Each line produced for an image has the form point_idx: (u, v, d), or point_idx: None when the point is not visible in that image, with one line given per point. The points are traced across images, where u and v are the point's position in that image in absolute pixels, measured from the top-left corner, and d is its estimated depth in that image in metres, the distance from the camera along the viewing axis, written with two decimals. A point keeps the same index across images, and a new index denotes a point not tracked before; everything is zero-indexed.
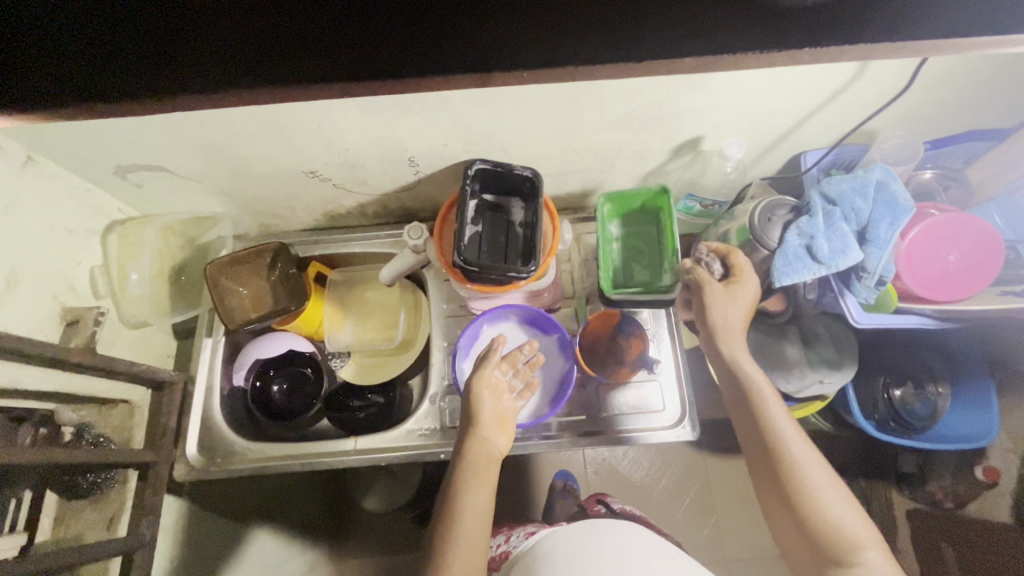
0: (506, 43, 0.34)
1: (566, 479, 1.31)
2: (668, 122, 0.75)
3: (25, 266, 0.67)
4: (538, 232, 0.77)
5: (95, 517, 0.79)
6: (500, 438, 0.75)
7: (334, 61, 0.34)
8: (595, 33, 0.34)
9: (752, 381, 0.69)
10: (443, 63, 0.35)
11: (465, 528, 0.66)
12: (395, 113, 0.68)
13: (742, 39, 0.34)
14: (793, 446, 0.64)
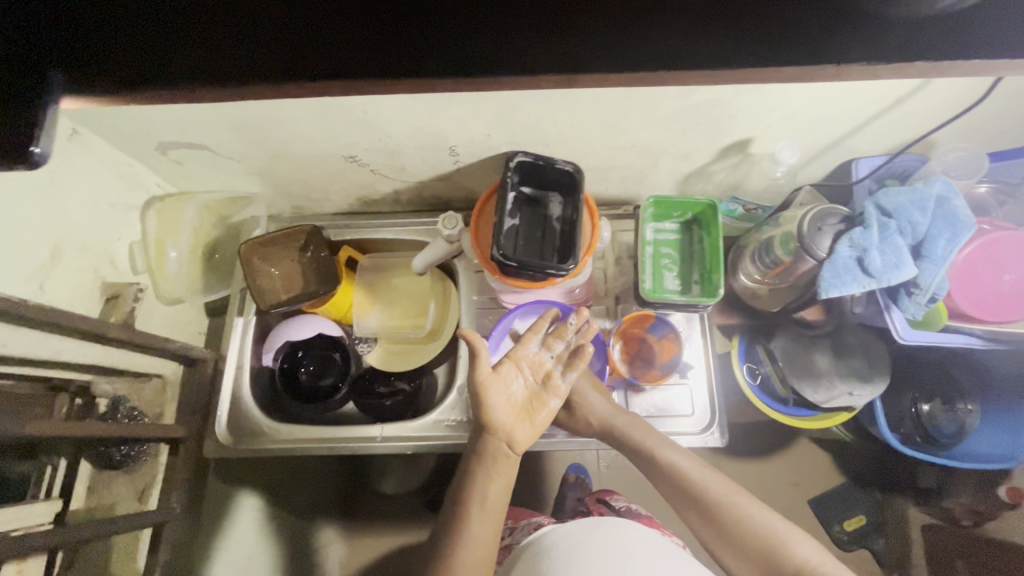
0: (576, 39, 0.31)
1: (578, 473, 1.34)
2: (719, 124, 0.73)
3: (69, 239, 0.67)
4: (577, 229, 0.76)
5: (127, 487, 0.80)
6: (522, 427, 0.74)
7: (385, 46, 0.30)
8: (675, 34, 0.31)
9: (645, 438, 0.76)
10: (508, 57, 0.31)
11: (474, 520, 0.67)
12: (442, 103, 0.67)
13: (846, 48, 0.30)
14: (716, 488, 0.71)
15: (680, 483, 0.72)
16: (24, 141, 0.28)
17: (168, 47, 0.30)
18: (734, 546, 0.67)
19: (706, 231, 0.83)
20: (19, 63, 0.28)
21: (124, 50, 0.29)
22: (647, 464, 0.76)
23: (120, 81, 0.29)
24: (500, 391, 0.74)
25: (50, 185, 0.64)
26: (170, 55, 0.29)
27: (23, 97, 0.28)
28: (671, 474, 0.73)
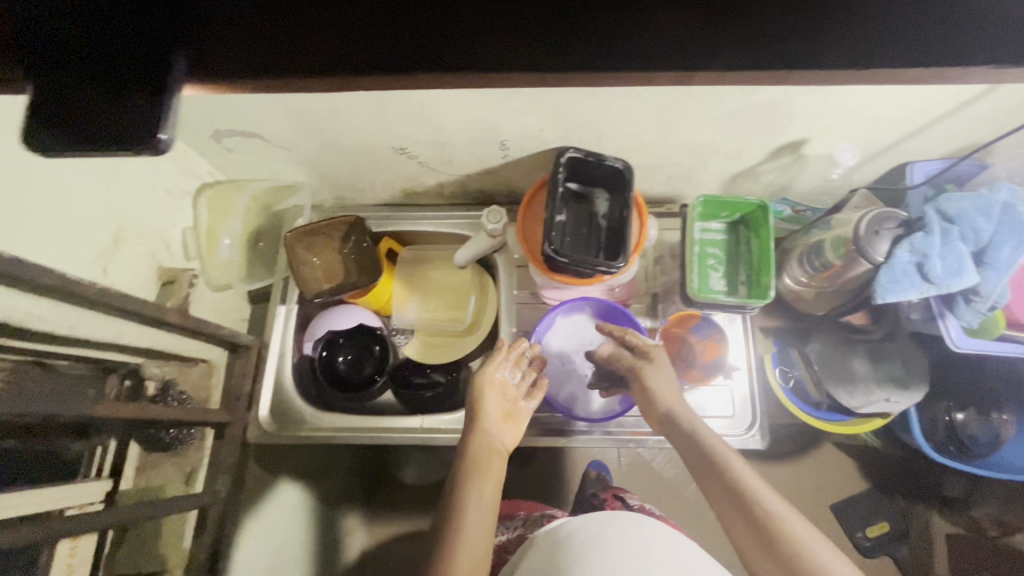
0: (697, 37, 0.30)
1: (600, 470, 1.35)
2: (778, 124, 0.72)
3: (130, 224, 0.68)
4: (627, 227, 0.75)
5: (174, 470, 0.82)
6: (504, 432, 0.77)
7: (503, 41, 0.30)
8: (798, 35, 0.30)
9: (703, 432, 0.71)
10: (634, 53, 0.30)
11: (473, 518, 0.66)
12: (500, 97, 0.67)
13: (987, 49, 0.29)
14: (774, 503, 0.63)
15: (730, 488, 0.66)
16: (142, 128, 0.28)
17: (298, 44, 0.30)
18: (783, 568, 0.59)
19: (755, 232, 0.82)
20: (156, 57, 0.29)
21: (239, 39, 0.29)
22: (697, 463, 0.70)
23: (250, 73, 0.30)
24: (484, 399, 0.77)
25: (115, 170, 0.65)
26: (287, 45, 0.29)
27: (158, 89, 0.28)
28: (722, 477, 0.67)
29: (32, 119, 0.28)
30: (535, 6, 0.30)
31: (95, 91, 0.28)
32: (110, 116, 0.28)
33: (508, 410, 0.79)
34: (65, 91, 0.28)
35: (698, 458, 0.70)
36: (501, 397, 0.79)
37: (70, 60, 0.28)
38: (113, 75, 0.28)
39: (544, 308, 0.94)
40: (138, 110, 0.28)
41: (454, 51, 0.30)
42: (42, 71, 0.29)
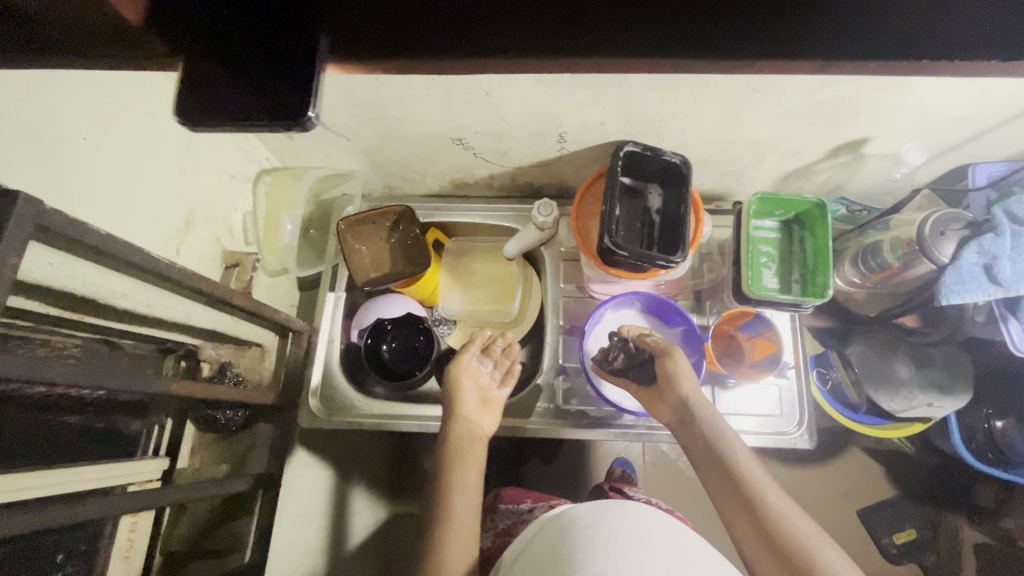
0: (817, 25, 0.30)
1: (624, 467, 1.35)
2: (843, 121, 0.71)
3: (199, 207, 0.69)
4: (684, 221, 0.75)
5: (229, 451, 0.85)
6: (483, 419, 0.82)
7: (627, 24, 0.30)
8: (923, 23, 0.30)
9: (710, 428, 0.72)
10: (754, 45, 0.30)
11: (456, 509, 0.72)
12: (569, 88, 0.67)
13: None
14: (777, 500, 0.65)
15: (735, 485, 0.67)
16: (293, 103, 0.29)
17: (433, 23, 0.30)
18: (782, 564, 0.61)
19: (811, 231, 0.82)
20: (304, 36, 0.29)
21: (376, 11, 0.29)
22: (704, 459, 0.71)
23: (382, 50, 0.30)
24: (460, 393, 0.81)
25: (188, 152, 0.66)
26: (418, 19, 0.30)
27: (306, 69, 0.29)
28: (728, 474, 0.68)
29: (187, 93, 0.29)
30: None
31: (248, 69, 0.29)
32: (264, 93, 0.29)
33: (484, 399, 0.84)
34: (215, 64, 0.29)
35: (706, 451, 0.71)
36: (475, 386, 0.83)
37: (223, 36, 0.29)
38: (263, 52, 0.29)
39: (589, 302, 0.94)
40: (290, 85, 0.29)
41: (582, 29, 0.30)
42: (196, 47, 0.29)
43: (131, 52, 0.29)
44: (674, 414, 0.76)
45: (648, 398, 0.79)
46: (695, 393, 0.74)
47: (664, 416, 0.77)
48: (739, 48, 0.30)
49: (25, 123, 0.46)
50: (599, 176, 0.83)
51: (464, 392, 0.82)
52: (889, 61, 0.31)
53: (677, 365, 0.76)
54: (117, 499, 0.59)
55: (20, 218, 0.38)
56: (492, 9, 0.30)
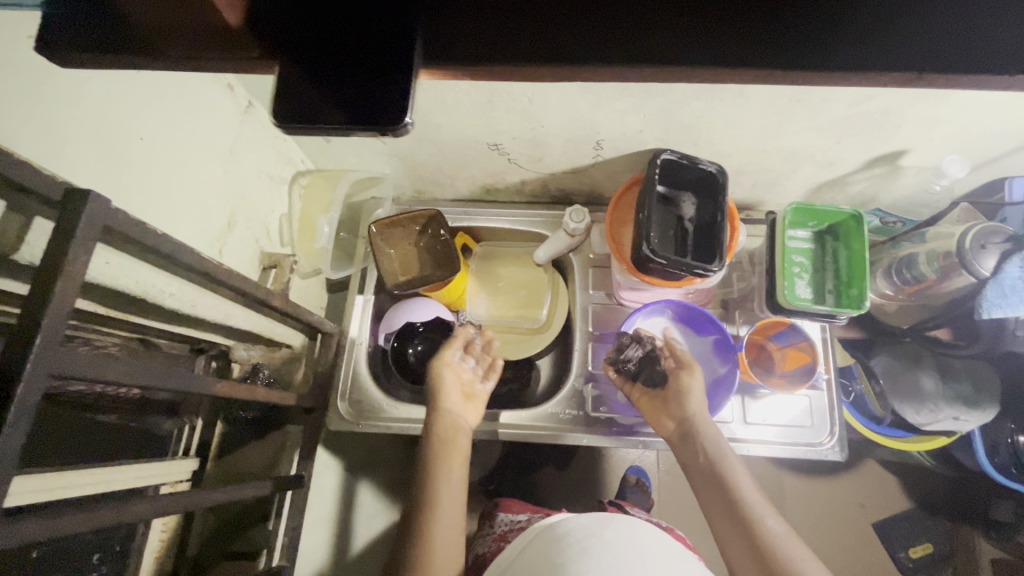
0: (900, 33, 0.30)
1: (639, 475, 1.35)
2: (882, 133, 0.71)
3: (240, 208, 0.69)
4: (722, 230, 0.75)
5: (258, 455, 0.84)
6: (467, 412, 0.82)
7: (707, 33, 0.30)
8: (1006, 35, 0.29)
9: (708, 445, 0.74)
10: (836, 52, 0.30)
11: (443, 502, 0.71)
12: (612, 95, 0.67)
13: None
14: (770, 519, 0.66)
15: (731, 504, 0.68)
16: (389, 109, 0.29)
17: (516, 32, 0.30)
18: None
19: (846, 242, 0.81)
20: (399, 40, 0.29)
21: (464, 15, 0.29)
22: (704, 478, 0.72)
23: (463, 56, 0.30)
24: (447, 387, 0.82)
25: (231, 153, 0.66)
26: (503, 26, 0.30)
27: (402, 74, 0.29)
28: (726, 495, 0.69)
29: (282, 97, 0.29)
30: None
31: (346, 73, 0.29)
32: (359, 97, 0.29)
33: (467, 392, 0.84)
34: (309, 69, 0.29)
35: (704, 468, 0.73)
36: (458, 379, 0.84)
37: (315, 41, 0.29)
38: (356, 58, 0.29)
39: (618, 309, 0.93)
40: (385, 90, 0.29)
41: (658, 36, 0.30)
42: (292, 52, 0.29)
43: (226, 54, 0.30)
44: (676, 430, 0.77)
45: (654, 406, 0.80)
46: (702, 412, 0.77)
47: (662, 430, 0.79)
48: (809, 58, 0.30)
49: (86, 122, 0.46)
50: (633, 183, 0.83)
51: (447, 385, 0.82)
52: (962, 74, 0.30)
53: (694, 381, 0.79)
54: (188, 494, 0.59)
55: (90, 216, 0.38)
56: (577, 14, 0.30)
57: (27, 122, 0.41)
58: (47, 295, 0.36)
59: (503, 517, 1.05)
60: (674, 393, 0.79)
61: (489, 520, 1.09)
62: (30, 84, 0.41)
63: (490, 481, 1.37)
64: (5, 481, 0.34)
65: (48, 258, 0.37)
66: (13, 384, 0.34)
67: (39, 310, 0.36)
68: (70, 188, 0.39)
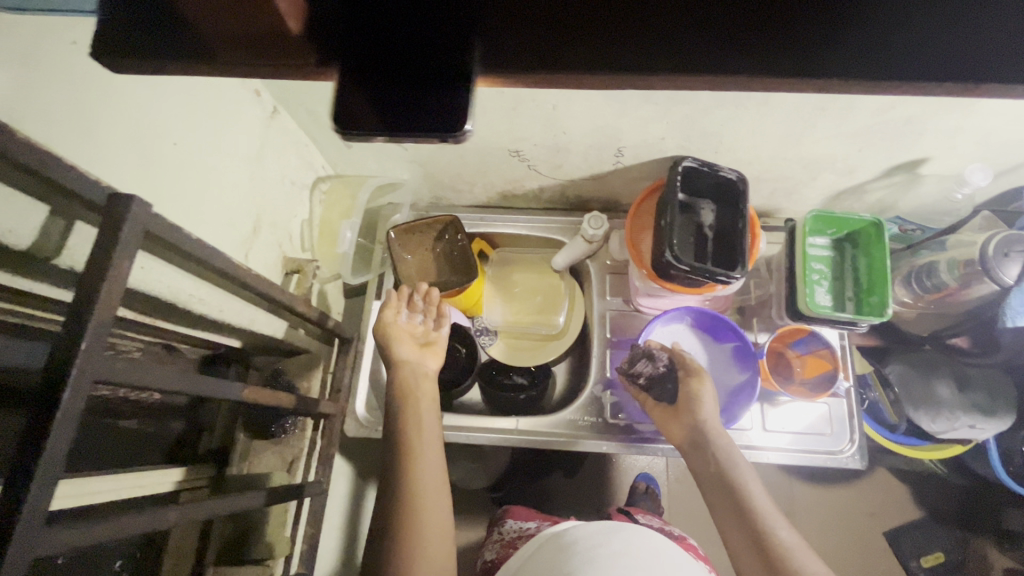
0: (954, 45, 0.29)
1: (648, 482, 1.34)
2: (904, 142, 0.72)
3: (266, 213, 0.70)
4: (743, 237, 0.76)
5: (276, 459, 0.82)
6: (427, 358, 0.82)
7: (760, 41, 0.30)
8: None
9: (719, 452, 0.73)
10: (890, 64, 0.30)
11: (420, 460, 0.70)
12: (637, 103, 0.67)
13: None
14: (782, 529, 0.65)
15: (743, 512, 0.68)
16: (449, 117, 0.29)
17: (572, 41, 0.30)
18: None
19: (866, 250, 0.82)
20: (458, 49, 0.29)
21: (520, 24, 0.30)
22: (714, 485, 0.71)
23: (519, 63, 0.30)
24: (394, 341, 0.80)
25: (257, 159, 0.66)
26: (558, 36, 0.30)
27: (461, 81, 0.29)
28: (738, 504, 0.69)
29: (342, 103, 0.30)
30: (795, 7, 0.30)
31: (409, 80, 0.29)
32: (421, 105, 0.29)
33: (423, 342, 0.83)
34: (372, 78, 0.29)
35: (714, 475, 0.72)
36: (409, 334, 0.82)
37: (376, 49, 0.29)
38: (417, 66, 0.29)
39: (636, 316, 0.93)
40: (445, 99, 0.29)
41: (715, 46, 0.30)
42: (354, 61, 0.30)
43: (283, 62, 0.30)
44: (687, 437, 0.76)
45: (663, 415, 0.80)
46: (713, 419, 0.76)
47: (672, 435, 0.78)
48: (869, 70, 0.30)
49: (130, 128, 0.46)
50: (653, 190, 0.83)
51: (399, 342, 0.81)
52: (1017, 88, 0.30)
53: (704, 388, 0.78)
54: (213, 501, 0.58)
55: (133, 222, 0.38)
56: (632, 24, 0.30)
57: (76, 128, 0.41)
58: (91, 301, 0.36)
59: (511, 523, 1.04)
60: (684, 400, 0.78)
61: (496, 526, 1.08)
62: (83, 91, 0.41)
63: (498, 488, 1.36)
64: (50, 487, 0.33)
65: (93, 264, 0.37)
66: (59, 391, 0.34)
67: (86, 317, 0.36)
68: (115, 193, 0.39)
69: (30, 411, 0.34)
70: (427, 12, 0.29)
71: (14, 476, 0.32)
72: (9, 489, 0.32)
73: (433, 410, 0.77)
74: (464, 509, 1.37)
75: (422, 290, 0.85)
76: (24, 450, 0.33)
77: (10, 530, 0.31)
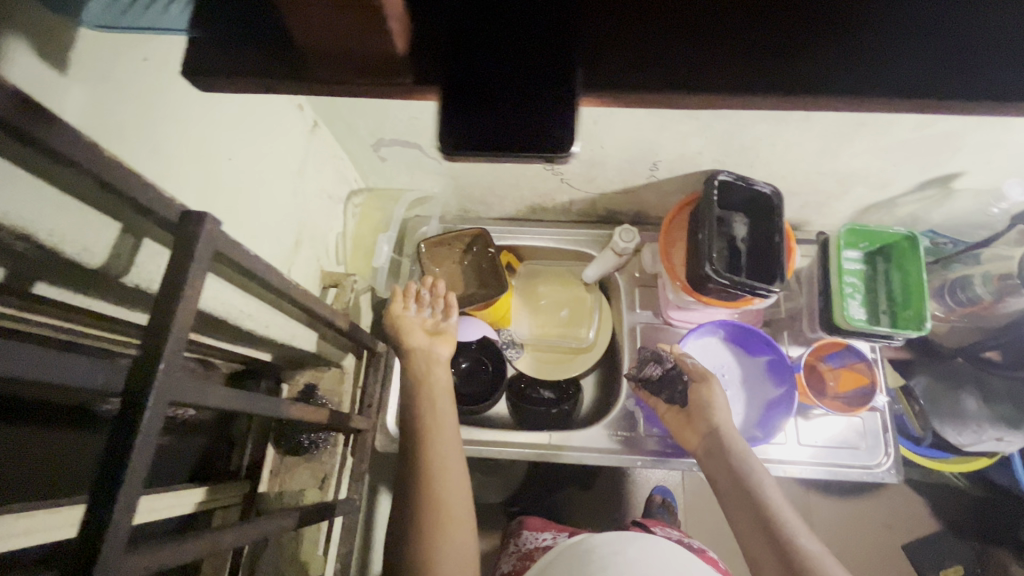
0: None
1: (664, 495, 1.33)
2: (941, 156, 0.72)
3: (307, 226, 0.70)
4: (783, 252, 0.76)
5: (308, 476, 0.79)
6: (438, 346, 0.78)
7: (855, 62, 0.29)
8: None
9: (735, 457, 0.72)
10: (994, 87, 0.29)
11: (439, 442, 0.68)
12: (678, 118, 0.68)
13: None
14: (803, 535, 0.64)
15: (763, 519, 0.67)
16: (553, 136, 0.29)
17: (673, 60, 0.30)
18: None
19: (900, 264, 0.82)
20: (551, 68, 0.29)
21: (616, 49, 0.30)
22: (732, 493, 0.70)
23: (618, 83, 0.29)
24: (404, 328, 0.78)
25: (300, 173, 0.66)
26: (654, 55, 0.30)
27: (565, 101, 0.29)
28: (756, 510, 0.68)
29: (441, 125, 0.30)
30: (884, 32, 0.30)
31: (515, 101, 0.29)
32: (525, 125, 0.29)
33: (434, 331, 0.80)
34: (476, 96, 0.29)
35: (730, 480, 0.71)
36: (418, 323, 0.79)
37: (482, 68, 0.29)
38: (523, 86, 0.29)
39: (666, 329, 0.93)
40: (548, 121, 0.29)
41: (808, 69, 0.29)
42: (455, 78, 0.29)
43: (381, 82, 0.30)
44: (702, 443, 0.76)
45: (677, 421, 0.79)
46: (727, 424, 0.76)
47: (687, 442, 0.78)
48: (953, 81, 0.29)
49: (192, 144, 0.46)
50: (686, 203, 0.83)
51: (408, 328, 0.78)
52: None
53: (716, 393, 0.78)
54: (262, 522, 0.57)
55: (206, 241, 0.38)
56: (730, 45, 0.29)
57: (145, 145, 0.41)
58: (168, 320, 0.36)
59: (528, 535, 1.02)
60: (698, 405, 0.78)
61: (512, 538, 1.06)
62: (151, 106, 0.41)
63: (515, 502, 1.35)
64: (130, 510, 0.33)
65: (168, 283, 0.37)
66: (140, 410, 0.33)
67: (163, 336, 0.35)
68: (187, 210, 0.38)
69: (111, 431, 0.33)
70: (518, 33, 0.29)
71: (98, 498, 0.31)
72: (93, 511, 0.31)
73: (448, 394, 0.74)
74: (481, 522, 1.35)
75: (428, 282, 0.82)
76: (106, 472, 0.32)
77: (97, 552, 0.31)
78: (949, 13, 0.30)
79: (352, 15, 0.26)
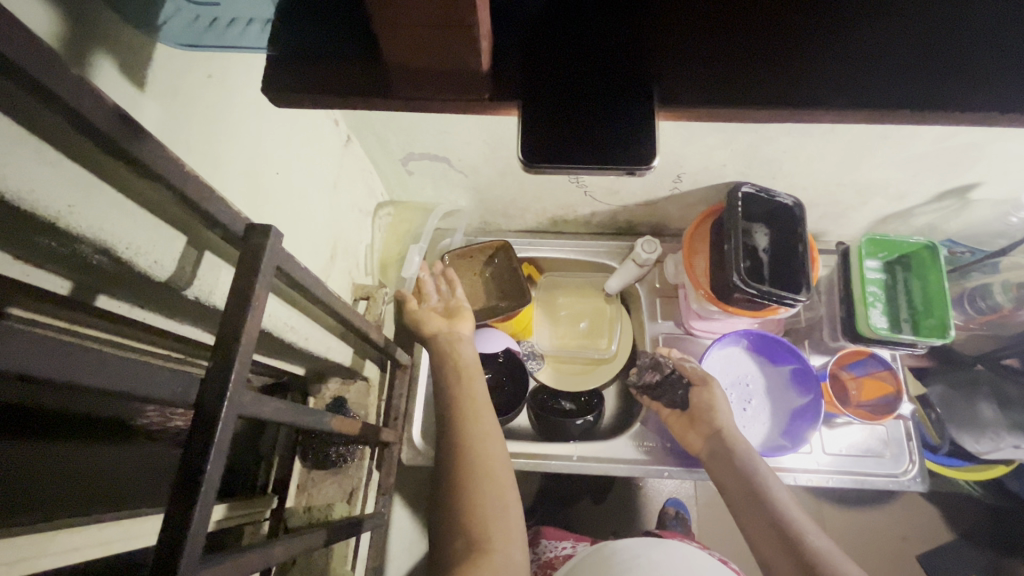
0: None
1: (678, 507, 1.32)
2: (960, 168, 0.74)
3: (341, 238, 0.71)
4: (806, 261, 0.77)
5: (336, 489, 0.79)
6: (459, 325, 0.77)
7: (916, 77, 0.30)
8: None
9: (739, 457, 0.73)
10: None
11: (477, 417, 0.66)
12: (706, 131, 0.69)
13: None
14: (813, 533, 0.64)
15: (772, 518, 0.66)
16: (639, 152, 0.31)
17: (744, 75, 0.31)
18: None
19: (919, 273, 0.84)
20: (623, 85, 0.31)
21: (685, 64, 0.31)
22: (739, 493, 0.70)
23: (691, 99, 0.31)
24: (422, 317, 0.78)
25: (335, 186, 0.67)
26: (721, 70, 0.31)
27: (645, 116, 0.31)
28: (763, 508, 0.67)
29: (525, 140, 0.32)
30: (945, 47, 0.30)
31: (604, 119, 0.31)
32: (610, 140, 0.31)
33: (450, 313, 0.79)
34: (563, 108, 0.31)
35: (736, 480, 0.71)
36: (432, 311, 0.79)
37: (569, 84, 0.31)
38: (607, 99, 0.31)
39: (688, 339, 0.93)
40: (637, 134, 0.31)
41: (869, 82, 0.30)
42: (540, 98, 0.31)
43: (460, 97, 0.31)
44: (705, 445, 0.76)
45: (680, 424, 0.80)
46: (730, 425, 0.76)
47: (690, 444, 0.78)
48: (1009, 94, 0.30)
49: (246, 157, 0.47)
50: (708, 215, 0.85)
51: (425, 318, 0.78)
52: None
53: (716, 395, 0.79)
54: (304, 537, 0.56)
55: (271, 253, 0.38)
56: (797, 59, 0.30)
57: (209, 160, 0.42)
58: (238, 331, 0.36)
59: (545, 544, 1.01)
60: (699, 408, 0.79)
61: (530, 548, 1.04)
62: (213, 123, 0.42)
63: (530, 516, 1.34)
64: (206, 519, 0.33)
65: (236, 294, 0.37)
66: (213, 423, 0.34)
67: (233, 345, 0.35)
68: (251, 223, 0.39)
69: (185, 441, 0.33)
70: (590, 48, 0.31)
71: (177, 506, 0.32)
72: (172, 518, 0.31)
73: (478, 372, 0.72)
74: None
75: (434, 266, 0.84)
76: (184, 480, 0.32)
77: (176, 561, 0.31)
78: (1007, 23, 0.30)
79: (446, 34, 0.26)
